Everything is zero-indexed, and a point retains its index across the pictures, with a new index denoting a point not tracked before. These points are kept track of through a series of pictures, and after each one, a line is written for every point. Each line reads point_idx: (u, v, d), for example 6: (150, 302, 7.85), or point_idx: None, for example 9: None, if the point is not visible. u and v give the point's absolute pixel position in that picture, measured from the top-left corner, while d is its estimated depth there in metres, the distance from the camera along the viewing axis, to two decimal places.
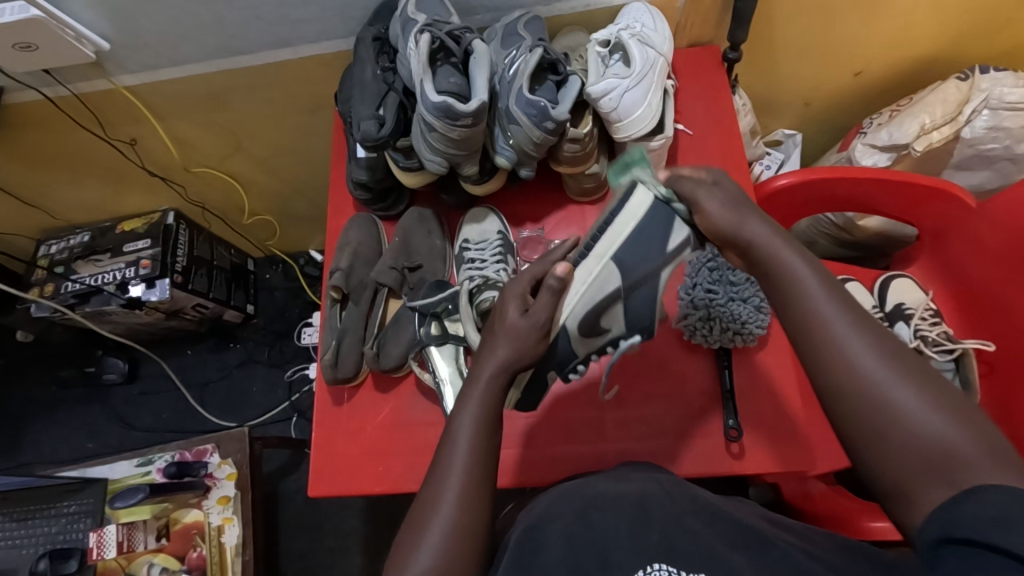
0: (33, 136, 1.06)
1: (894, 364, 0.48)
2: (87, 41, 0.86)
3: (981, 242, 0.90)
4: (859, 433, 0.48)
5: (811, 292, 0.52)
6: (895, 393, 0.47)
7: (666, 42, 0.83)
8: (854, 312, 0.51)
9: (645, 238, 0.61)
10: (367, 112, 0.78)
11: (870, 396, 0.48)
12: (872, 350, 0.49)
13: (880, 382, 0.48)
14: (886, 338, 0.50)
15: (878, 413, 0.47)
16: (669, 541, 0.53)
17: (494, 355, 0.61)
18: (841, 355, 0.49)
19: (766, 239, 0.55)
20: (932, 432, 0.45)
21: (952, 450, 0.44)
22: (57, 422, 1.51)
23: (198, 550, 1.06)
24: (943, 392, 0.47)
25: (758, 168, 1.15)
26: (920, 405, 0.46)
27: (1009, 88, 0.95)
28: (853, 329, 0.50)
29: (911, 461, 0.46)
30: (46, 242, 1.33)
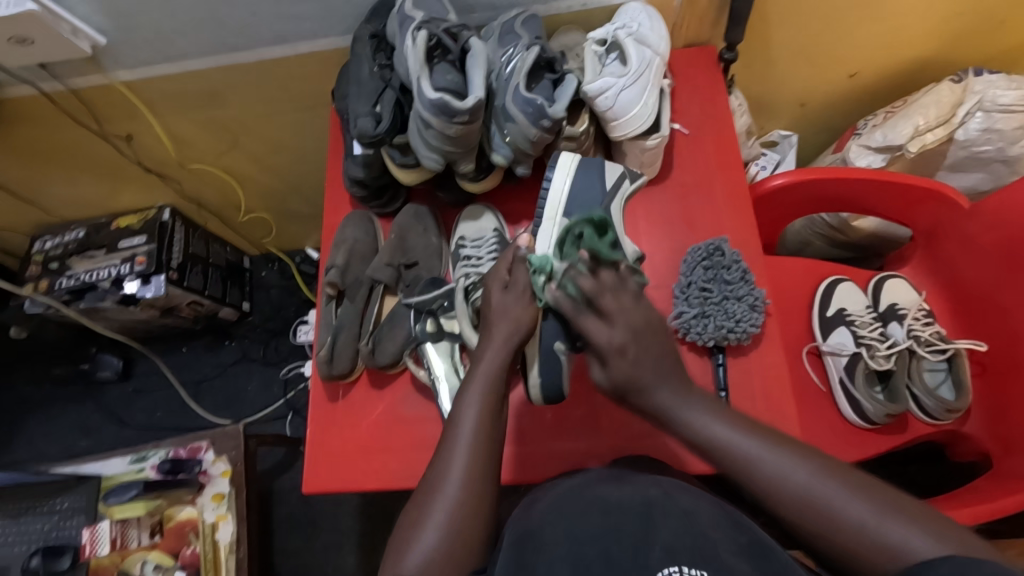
0: (28, 131, 1.05)
1: (826, 480, 0.53)
2: (83, 36, 0.85)
3: (974, 243, 0.90)
4: (826, 549, 0.52)
5: (733, 440, 0.58)
6: (838, 507, 0.52)
7: (662, 41, 0.83)
8: (774, 441, 0.57)
9: (587, 189, 0.79)
10: (364, 109, 0.78)
11: (813, 513, 0.52)
12: (801, 470, 0.54)
13: (816, 496, 0.53)
14: (809, 454, 0.56)
15: (830, 526, 0.52)
16: (675, 542, 0.53)
17: (496, 332, 0.69)
18: (778, 484, 0.55)
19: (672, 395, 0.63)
20: (875, 528, 0.50)
21: (897, 543, 0.49)
22: (50, 419, 1.50)
23: (192, 547, 1.05)
24: (870, 485, 0.52)
25: (753, 169, 1.16)
26: (858, 505, 0.51)
27: (1002, 90, 0.96)
28: (779, 454, 0.56)
29: (875, 560, 0.49)
30: (41, 238, 1.33)
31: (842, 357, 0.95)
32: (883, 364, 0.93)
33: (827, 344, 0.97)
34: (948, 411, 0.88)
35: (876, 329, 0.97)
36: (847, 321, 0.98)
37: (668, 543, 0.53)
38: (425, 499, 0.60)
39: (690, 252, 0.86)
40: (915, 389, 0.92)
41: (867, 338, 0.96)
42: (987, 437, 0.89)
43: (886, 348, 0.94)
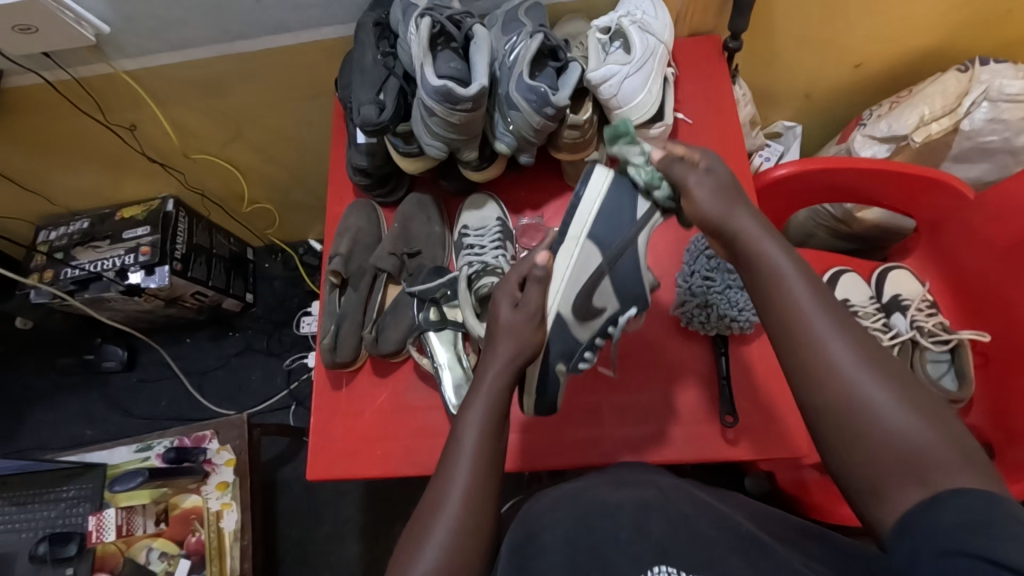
0: (33, 121, 1.06)
1: (870, 367, 0.51)
2: (87, 24, 0.86)
3: (978, 234, 0.90)
4: (831, 429, 0.51)
5: (792, 291, 0.55)
6: (871, 393, 0.49)
7: (666, 29, 0.83)
8: (833, 309, 0.54)
9: (614, 218, 0.66)
10: (367, 97, 0.78)
11: (846, 390, 0.50)
12: (850, 347, 0.52)
13: (854, 379, 0.50)
14: (867, 340, 0.52)
15: (853, 409, 0.50)
16: (671, 538, 0.54)
17: (498, 351, 0.64)
18: (819, 350, 0.52)
19: (754, 232, 0.58)
20: (907, 430, 0.48)
21: (924, 447, 0.47)
22: (56, 408, 1.51)
23: (196, 534, 1.06)
24: (917, 390, 0.50)
25: (757, 160, 1.16)
26: (896, 405, 0.49)
27: (1008, 80, 0.95)
28: (835, 330, 0.53)
29: (883, 457, 0.48)
30: (46, 228, 1.33)
31: None
32: (886, 354, 0.95)
33: None
34: (950, 401, 0.89)
35: (878, 320, 0.98)
36: (850, 311, 0.98)
37: (666, 537, 0.54)
38: (429, 505, 0.59)
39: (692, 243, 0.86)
40: (918, 378, 0.93)
41: (870, 328, 0.97)
42: (989, 427, 0.89)
43: (889, 339, 0.96)
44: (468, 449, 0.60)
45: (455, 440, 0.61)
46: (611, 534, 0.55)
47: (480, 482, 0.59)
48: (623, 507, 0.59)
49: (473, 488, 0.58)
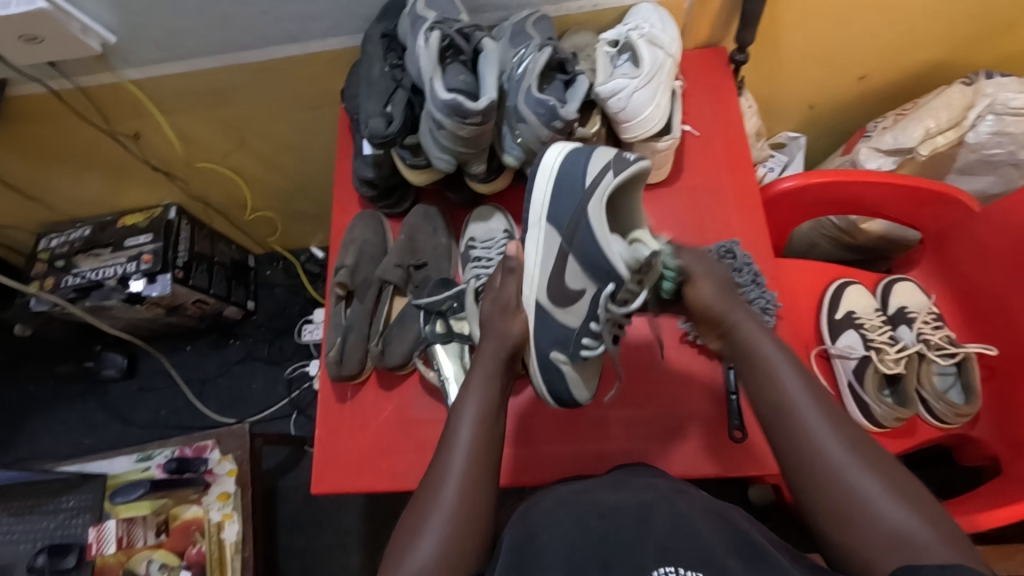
0: (36, 129, 1.05)
1: (858, 458, 0.60)
2: (93, 34, 0.85)
3: (984, 247, 0.90)
4: (825, 512, 0.59)
5: (792, 385, 0.65)
6: (862, 483, 0.58)
7: (674, 42, 0.83)
8: (825, 404, 0.64)
9: (564, 195, 0.66)
10: (374, 110, 0.78)
11: (838, 481, 0.59)
12: (836, 438, 0.61)
13: (848, 474, 0.59)
14: (860, 439, 0.61)
15: (841, 497, 0.59)
16: (669, 543, 0.54)
17: (484, 349, 0.69)
18: (812, 439, 0.61)
19: (757, 336, 0.69)
20: (890, 513, 0.56)
21: (904, 528, 0.56)
22: (56, 417, 1.50)
23: (197, 546, 1.05)
24: (898, 475, 0.59)
25: (761, 171, 1.15)
26: (882, 490, 0.58)
27: (1014, 93, 0.95)
28: (829, 429, 0.62)
29: (873, 541, 0.56)
30: (47, 236, 1.33)
31: (851, 359, 0.95)
32: (893, 368, 0.92)
33: (835, 347, 0.96)
34: (957, 414, 0.88)
35: (885, 332, 0.97)
36: (856, 323, 0.97)
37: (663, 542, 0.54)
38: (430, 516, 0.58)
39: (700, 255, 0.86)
40: (925, 392, 0.92)
41: (876, 340, 0.95)
42: (998, 441, 0.88)
43: (896, 352, 0.93)
44: (465, 443, 0.62)
45: (451, 436, 0.63)
46: (613, 533, 0.56)
47: (476, 474, 0.61)
48: (621, 510, 0.59)
49: (469, 481, 0.60)
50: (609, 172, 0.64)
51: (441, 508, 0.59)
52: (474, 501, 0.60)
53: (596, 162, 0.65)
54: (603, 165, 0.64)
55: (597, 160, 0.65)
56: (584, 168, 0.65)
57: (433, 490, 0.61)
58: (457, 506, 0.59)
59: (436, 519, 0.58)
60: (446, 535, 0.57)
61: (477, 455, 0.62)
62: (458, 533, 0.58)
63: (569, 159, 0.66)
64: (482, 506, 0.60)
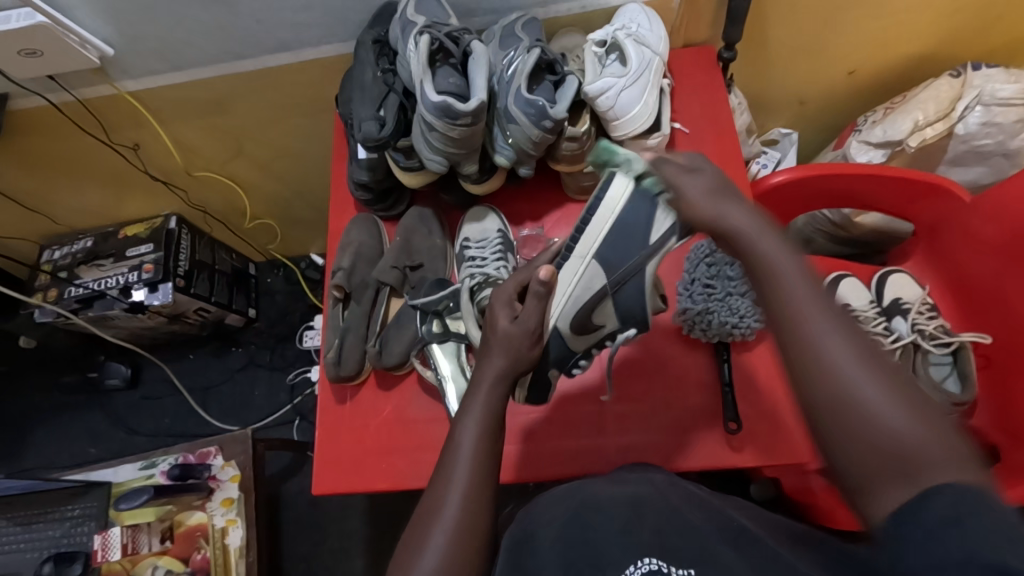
0: (38, 142, 1.07)
1: (863, 359, 0.45)
2: (91, 47, 0.87)
3: (977, 236, 0.90)
4: (821, 426, 0.45)
5: (791, 280, 0.50)
6: (862, 385, 0.44)
7: (661, 41, 0.84)
8: (821, 287, 0.50)
9: (618, 249, 0.67)
10: (367, 113, 0.80)
11: (838, 391, 0.45)
12: (845, 338, 0.47)
13: (852, 380, 0.45)
14: (860, 336, 0.47)
15: (836, 409, 0.44)
16: (663, 539, 0.54)
17: (490, 363, 0.66)
18: (811, 344, 0.47)
19: (757, 228, 0.54)
20: (895, 423, 0.42)
21: (913, 442, 0.41)
22: (60, 427, 1.51)
23: (202, 552, 1.06)
24: (906, 382, 0.45)
25: (754, 167, 1.15)
26: (882, 398, 0.43)
27: (1002, 84, 0.96)
28: (824, 316, 0.48)
29: (871, 456, 0.42)
30: (49, 247, 1.34)
31: None
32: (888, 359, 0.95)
33: None
34: (954, 405, 0.88)
35: (879, 324, 0.97)
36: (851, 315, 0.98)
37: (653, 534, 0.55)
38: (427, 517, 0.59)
39: (693, 250, 0.87)
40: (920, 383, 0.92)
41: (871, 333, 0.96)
42: (995, 429, 0.88)
43: (890, 343, 0.96)
44: (466, 454, 0.61)
45: (452, 448, 0.62)
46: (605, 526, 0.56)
47: (479, 484, 0.60)
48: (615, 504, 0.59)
49: (474, 489, 0.59)
50: (673, 238, 0.65)
51: (444, 522, 0.57)
52: (476, 510, 0.58)
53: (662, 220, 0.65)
54: (667, 229, 0.65)
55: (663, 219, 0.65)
56: (649, 222, 0.65)
57: (436, 504, 0.59)
58: (461, 517, 0.58)
59: (440, 533, 0.57)
60: (450, 548, 0.56)
61: (479, 466, 0.61)
62: (460, 541, 0.57)
63: (631, 207, 0.65)
64: (483, 514, 0.59)
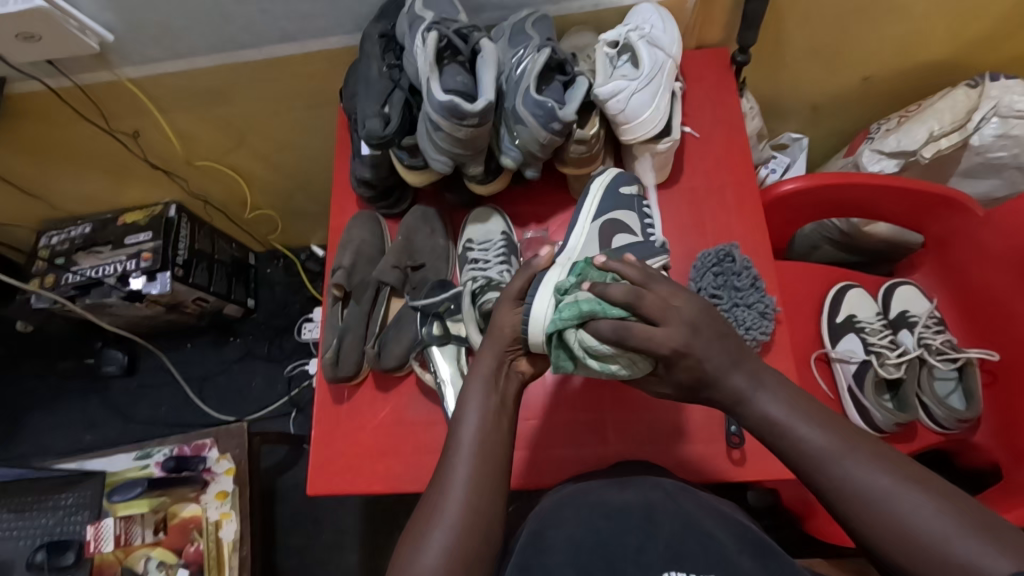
0: (36, 127, 1.05)
1: (904, 484, 0.53)
2: (91, 32, 0.85)
3: (989, 252, 0.88)
4: (884, 550, 0.53)
5: (808, 430, 0.57)
6: (914, 516, 0.51)
7: (675, 43, 0.82)
8: (840, 428, 0.57)
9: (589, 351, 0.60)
10: (372, 110, 0.78)
11: (885, 519, 0.52)
12: (880, 475, 0.54)
13: (891, 504, 0.52)
14: (876, 454, 0.55)
15: (899, 541, 0.52)
16: (676, 545, 0.56)
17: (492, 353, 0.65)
18: (850, 488, 0.54)
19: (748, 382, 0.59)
20: (953, 543, 0.50)
21: (971, 559, 0.49)
22: (55, 414, 1.50)
23: (195, 544, 1.05)
24: (947, 493, 0.52)
25: (763, 172, 1.14)
26: (936, 519, 0.51)
27: (1018, 96, 0.94)
28: (849, 454, 0.55)
29: (941, 574, 0.49)
30: (47, 232, 1.32)
31: (851, 363, 0.95)
32: (893, 373, 0.93)
33: (836, 351, 0.96)
34: (958, 420, 0.87)
35: (886, 336, 0.96)
36: (856, 327, 0.97)
37: (670, 542, 0.56)
38: (430, 510, 0.58)
39: (700, 257, 0.84)
40: (925, 397, 0.91)
41: (876, 345, 0.95)
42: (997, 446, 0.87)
43: (896, 356, 0.93)
44: (466, 454, 0.59)
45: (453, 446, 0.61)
46: (618, 533, 0.57)
47: (479, 482, 0.58)
48: (626, 509, 0.60)
49: (474, 489, 0.58)
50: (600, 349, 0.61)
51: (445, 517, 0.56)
52: (476, 503, 0.57)
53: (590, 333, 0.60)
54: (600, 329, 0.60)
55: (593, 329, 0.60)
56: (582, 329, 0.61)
57: (437, 498, 0.58)
58: (460, 512, 0.56)
59: (440, 527, 0.56)
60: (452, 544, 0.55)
61: (484, 464, 0.59)
62: (462, 536, 0.56)
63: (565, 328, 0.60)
64: (488, 511, 0.57)
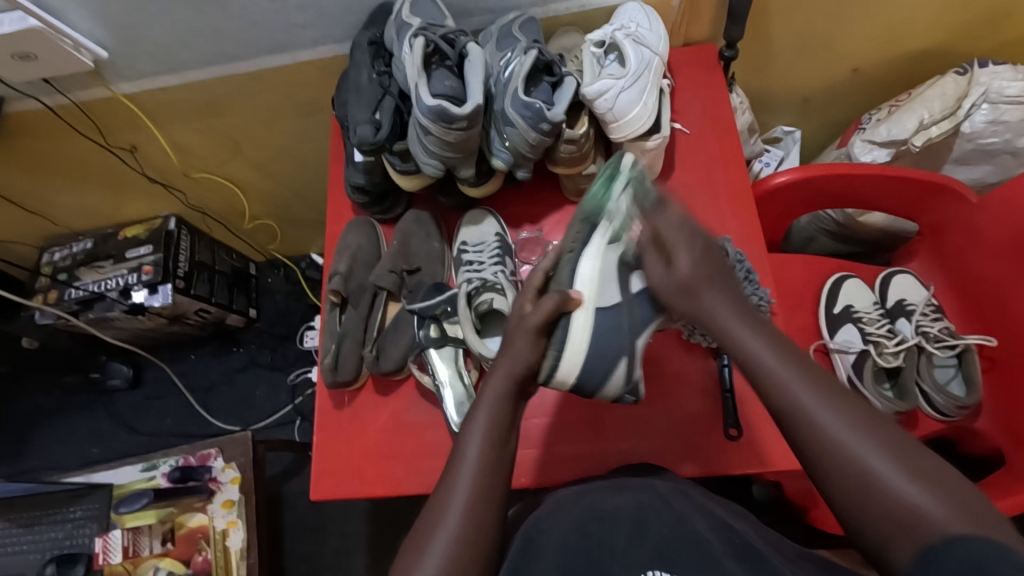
0: (34, 145, 1.06)
1: (862, 429, 0.52)
2: (85, 50, 0.86)
3: (985, 238, 0.89)
4: (838, 495, 0.51)
5: (779, 362, 0.56)
6: (870, 460, 0.50)
7: (661, 41, 0.83)
8: (808, 366, 0.56)
9: (608, 330, 0.62)
10: (363, 116, 0.78)
11: (842, 459, 0.51)
12: (843, 417, 0.52)
13: (850, 445, 0.51)
14: (848, 403, 0.53)
15: (846, 477, 0.51)
16: (664, 546, 0.57)
17: (499, 368, 0.63)
18: (818, 426, 0.53)
19: (728, 318, 0.59)
20: (910, 493, 0.48)
21: (924, 509, 0.47)
22: (62, 428, 1.52)
23: (203, 554, 1.06)
24: (906, 444, 0.51)
25: (756, 166, 1.14)
26: (891, 467, 0.50)
27: (1008, 81, 0.94)
28: (816, 394, 0.54)
29: (889, 517, 0.48)
30: (49, 249, 1.34)
31: (850, 354, 0.95)
32: (891, 362, 0.93)
33: (833, 342, 0.97)
34: (960, 407, 0.87)
35: (883, 326, 0.97)
36: (854, 317, 0.97)
37: (658, 544, 0.57)
38: (430, 514, 0.58)
39: None
40: (925, 385, 0.90)
41: (874, 335, 0.95)
42: (998, 431, 0.87)
43: (894, 345, 0.94)
44: (472, 463, 0.59)
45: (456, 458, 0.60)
46: (608, 538, 0.59)
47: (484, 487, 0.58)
48: (619, 513, 0.61)
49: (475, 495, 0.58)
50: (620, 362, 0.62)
51: (446, 523, 0.56)
52: (480, 513, 0.57)
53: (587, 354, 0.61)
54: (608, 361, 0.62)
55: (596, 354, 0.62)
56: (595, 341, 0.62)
57: (440, 510, 0.58)
58: (461, 523, 0.56)
59: (443, 536, 0.56)
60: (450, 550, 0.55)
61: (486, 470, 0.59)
62: (466, 543, 0.55)
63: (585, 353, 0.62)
64: (490, 518, 0.57)
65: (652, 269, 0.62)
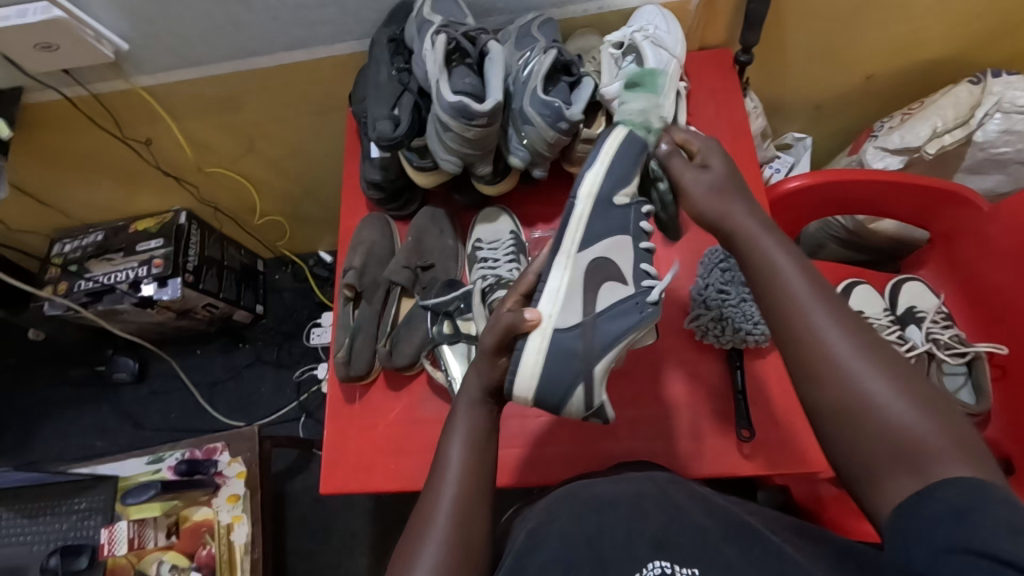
0: (50, 137, 1.07)
1: (866, 354, 0.51)
2: (107, 42, 0.87)
3: (994, 246, 0.89)
4: (829, 411, 0.51)
5: (794, 284, 0.56)
6: (869, 386, 0.50)
7: (679, 44, 0.84)
8: (829, 296, 0.55)
9: (563, 356, 0.59)
10: (382, 112, 0.79)
11: (845, 381, 0.51)
12: (851, 341, 0.52)
13: (856, 370, 0.51)
14: (861, 327, 0.53)
15: (844, 399, 0.51)
16: (664, 535, 0.56)
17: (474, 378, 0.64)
18: (824, 345, 0.53)
19: (755, 232, 0.59)
20: (904, 417, 0.48)
21: (922, 435, 0.47)
22: (67, 421, 1.52)
23: (207, 548, 1.06)
24: (910, 378, 0.50)
25: (767, 171, 1.15)
26: (890, 393, 0.49)
27: (1020, 91, 0.95)
28: (828, 311, 0.54)
29: (880, 445, 0.48)
30: (60, 241, 1.34)
31: None
32: None
33: None
34: (969, 415, 0.87)
35: (893, 332, 0.96)
36: (864, 323, 0.98)
37: (658, 537, 0.56)
38: (429, 508, 0.58)
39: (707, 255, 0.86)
40: None
41: (884, 341, 0.96)
42: (1009, 442, 0.86)
43: (905, 352, 0.94)
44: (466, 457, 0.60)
45: (449, 453, 0.61)
46: (608, 528, 0.57)
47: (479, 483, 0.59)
48: (617, 502, 0.60)
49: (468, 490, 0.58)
50: (578, 387, 0.59)
51: (442, 517, 0.57)
52: (473, 510, 0.58)
53: (545, 379, 0.59)
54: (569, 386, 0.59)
55: (553, 383, 0.59)
56: (553, 370, 0.59)
57: (434, 504, 0.58)
58: (457, 518, 0.57)
59: (438, 532, 0.56)
60: (447, 544, 0.55)
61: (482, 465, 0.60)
62: (462, 539, 0.56)
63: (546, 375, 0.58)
64: (481, 516, 0.58)
65: (687, 170, 0.64)
